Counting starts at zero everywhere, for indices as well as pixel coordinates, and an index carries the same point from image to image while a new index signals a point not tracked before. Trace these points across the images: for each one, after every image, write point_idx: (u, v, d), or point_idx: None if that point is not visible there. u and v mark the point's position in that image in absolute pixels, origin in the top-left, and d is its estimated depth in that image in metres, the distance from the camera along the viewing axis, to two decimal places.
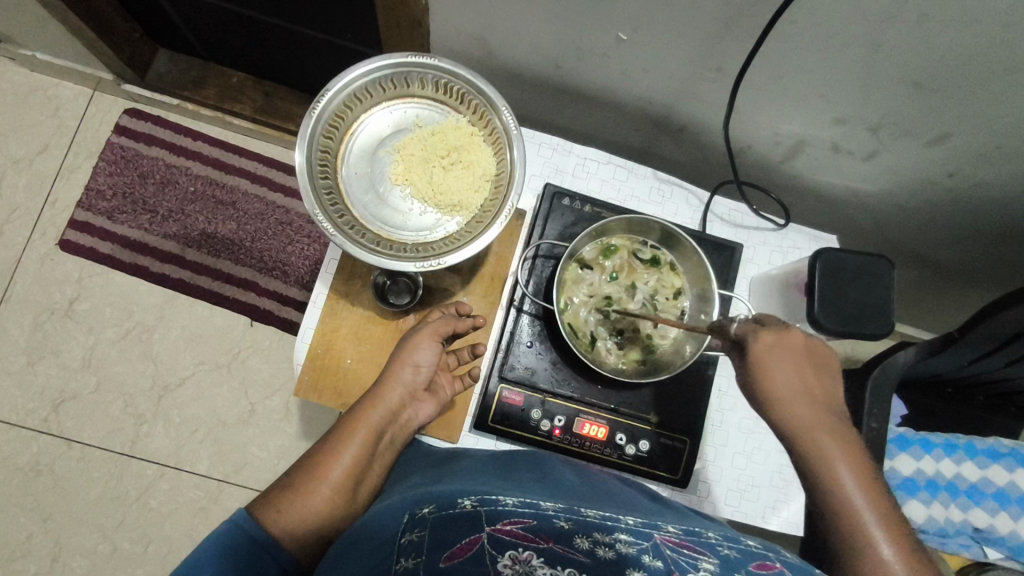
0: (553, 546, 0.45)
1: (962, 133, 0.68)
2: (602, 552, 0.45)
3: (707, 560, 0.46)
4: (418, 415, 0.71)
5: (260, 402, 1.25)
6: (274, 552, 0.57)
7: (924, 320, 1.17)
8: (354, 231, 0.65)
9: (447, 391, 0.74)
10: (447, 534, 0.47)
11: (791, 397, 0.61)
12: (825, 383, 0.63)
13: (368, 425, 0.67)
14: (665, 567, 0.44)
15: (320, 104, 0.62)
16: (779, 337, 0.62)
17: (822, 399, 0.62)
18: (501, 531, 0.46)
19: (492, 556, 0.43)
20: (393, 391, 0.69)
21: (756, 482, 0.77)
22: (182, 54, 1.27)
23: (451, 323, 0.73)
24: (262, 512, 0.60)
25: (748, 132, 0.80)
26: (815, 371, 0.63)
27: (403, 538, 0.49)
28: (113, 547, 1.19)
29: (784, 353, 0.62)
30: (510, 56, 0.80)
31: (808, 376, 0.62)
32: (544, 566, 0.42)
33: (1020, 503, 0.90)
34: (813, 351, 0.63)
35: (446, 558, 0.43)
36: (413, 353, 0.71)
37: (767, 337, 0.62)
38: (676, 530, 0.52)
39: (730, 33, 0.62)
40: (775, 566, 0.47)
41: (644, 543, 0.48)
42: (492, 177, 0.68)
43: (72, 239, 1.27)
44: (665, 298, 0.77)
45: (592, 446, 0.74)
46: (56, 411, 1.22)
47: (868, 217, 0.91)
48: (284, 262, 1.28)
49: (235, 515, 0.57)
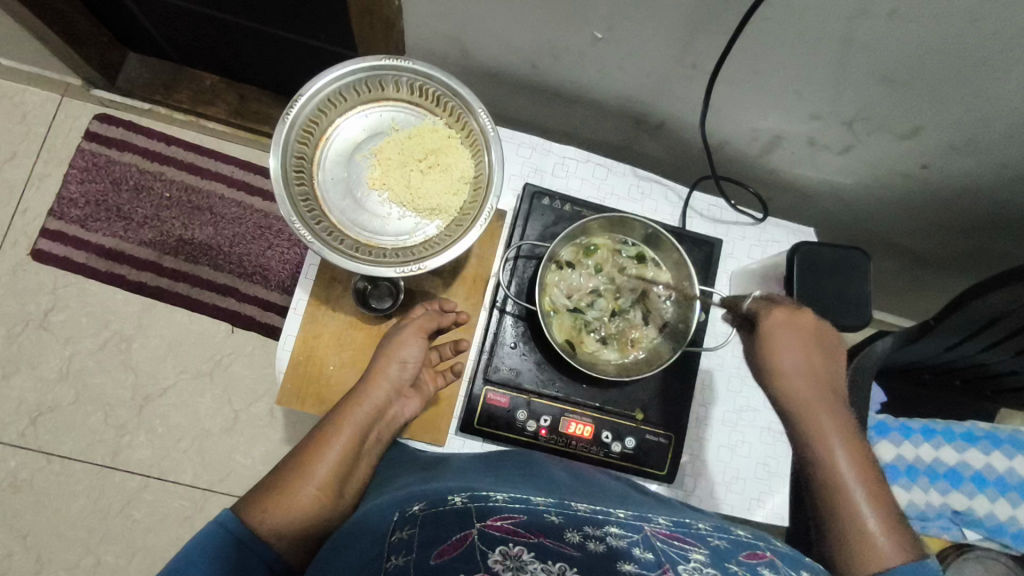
0: (545, 541, 0.45)
1: (934, 126, 0.69)
2: (593, 546, 0.45)
3: (697, 550, 0.47)
4: (403, 411, 0.71)
5: (245, 409, 1.24)
6: (257, 549, 0.55)
7: (901, 309, 1.19)
8: (333, 238, 0.64)
9: (430, 387, 0.74)
10: (437, 532, 0.47)
11: (794, 374, 0.63)
12: (829, 368, 0.65)
13: (354, 423, 0.66)
14: (657, 560, 0.45)
15: (294, 110, 0.61)
16: (791, 315, 0.64)
17: (823, 382, 0.64)
18: (491, 526, 0.46)
19: (483, 552, 0.42)
20: (380, 389, 0.68)
21: (741, 474, 0.78)
22: (152, 57, 1.24)
23: (435, 319, 0.72)
24: (247, 513, 0.58)
25: (725, 128, 0.80)
26: (821, 353, 0.65)
27: (394, 536, 0.48)
28: (97, 560, 1.17)
29: (794, 333, 0.64)
30: (486, 55, 0.79)
31: (813, 357, 0.64)
32: (536, 561, 0.42)
33: (996, 485, 0.92)
34: (822, 336, 0.65)
35: (437, 555, 0.42)
36: (398, 351, 0.70)
37: (780, 314, 0.64)
38: (666, 521, 0.53)
39: (705, 32, 0.63)
40: (765, 555, 0.48)
41: (634, 535, 0.48)
42: (470, 180, 0.68)
43: (45, 248, 1.24)
44: (654, 300, 0.77)
45: (578, 445, 0.74)
46: (32, 425, 1.19)
47: (844, 208, 0.92)
48: (264, 267, 1.27)
49: (219, 514, 0.55)
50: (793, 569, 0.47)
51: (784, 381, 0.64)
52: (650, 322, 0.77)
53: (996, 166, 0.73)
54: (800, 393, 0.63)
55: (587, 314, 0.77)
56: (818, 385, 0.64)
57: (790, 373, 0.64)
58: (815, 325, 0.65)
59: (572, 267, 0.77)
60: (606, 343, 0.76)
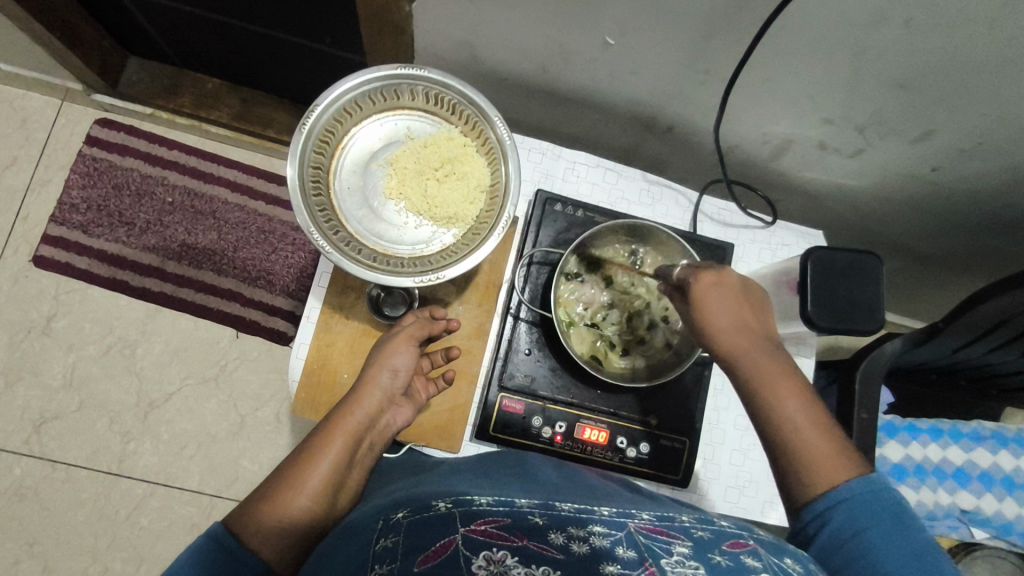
0: (528, 544, 0.45)
1: (945, 130, 0.69)
2: (576, 548, 0.45)
3: (682, 543, 0.47)
4: (396, 420, 0.71)
5: (250, 414, 1.23)
6: (241, 556, 0.52)
7: (908, 309, 1.20)
8: (350, 248, 0.64)
9: (423, 396, 0.74)
10: (421, 539, 0.46)
11: (732, 335, 0.59)
12: (763, 320, 0.61)
13: (346, 431, 0.65)
14: (639, 557, 0.45)
15: (310, 120, 0.61)
16: (717, 278, 0.61)
17: (761, 333, 0.59)
18: (475, 531, 0.46)
19: (466, 557, 0.42)
20: (371, 396, 0.68)
21: (754, 477, 0.79)
22: (154, 61, 1.23)
23: (426, 326, 0.72)
24: (239, 524, 0.55)
25: (736, 132, 0.80)
26: (752, 309, 0.61)
27: (378, 544, 0.47)
28: (104, 567, 1.16)
29: (724, 293, 0.60)
30: (496, 60, 0.79)
31: (747, 315, 0.60)
32: (519, 566, 0.42)
33: (1003, 483, 0.93)
34: (750, 291, 0.61)
35: (420, 562, 0.43)
36: (390, 357, 0.71)
37: (706, 277, 0.60)
38: (650, 516, 0.53)
39: (718, 36, 0.63)
40: (748, 544, 0.48)
41: (618, 533, 0.48)
42: (486, 188, 0.68)
43: (46, 254, 1.23)
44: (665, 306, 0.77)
45: (593, 450, 0.74)
46: (37, 433, 1.19)
47: (853, 210, 0.92)
48: (269, 271, 1.26)
49: (211, 528, 0.53)
50: (777, 556, 0.47)
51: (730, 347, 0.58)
52: (660, 327, 0.77)
53: (1006, 169, 0.73)
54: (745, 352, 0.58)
55: (604, 324, 0.77)
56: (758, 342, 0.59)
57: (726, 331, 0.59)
58: (740, 281, 0.61)
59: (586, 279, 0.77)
60: (626, 352, 0.76)
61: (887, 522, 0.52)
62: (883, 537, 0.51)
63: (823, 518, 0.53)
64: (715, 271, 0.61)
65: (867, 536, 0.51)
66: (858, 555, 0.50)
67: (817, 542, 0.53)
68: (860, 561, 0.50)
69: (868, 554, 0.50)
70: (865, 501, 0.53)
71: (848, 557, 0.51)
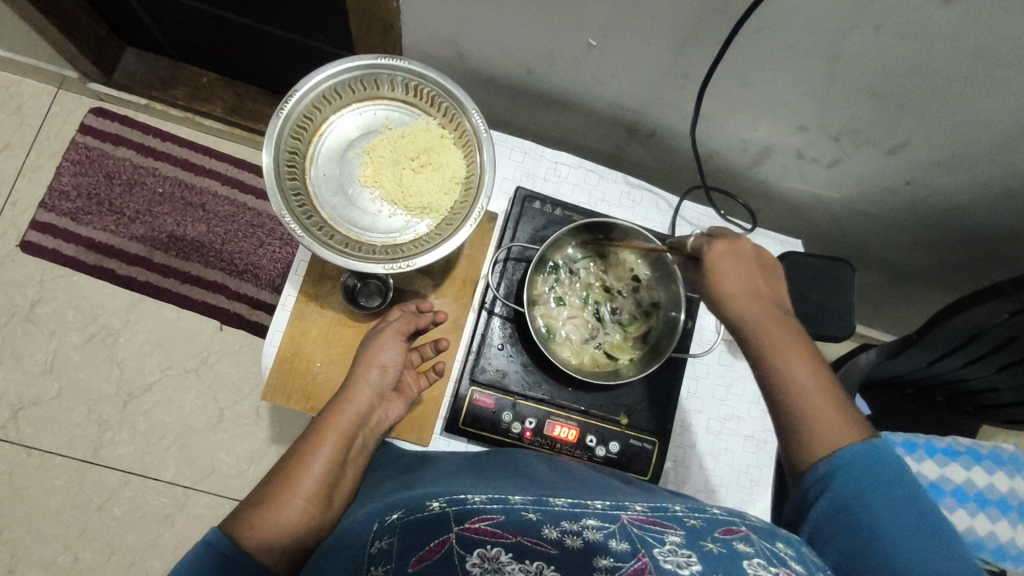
0: (522, 540, 0.44)
1: (918, 142, 0.70)
2: (570, 541, 0.45)
3: (674, 533, 0.47)
4: (387, 415, 0.71)
5: (231, 406, 1.23)
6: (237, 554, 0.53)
7: (885, 324, 1.22)
8: (323, 233, 0.65)
9: (413, 389, 0.74)
10: (415, 540, 0.45)
11: (742, 300, 0.60)
12: (774, 287, 0.62)
13: (338, 430, 0.65)
14: (632, 548, 0.44)
15: (288, 105, 0.61)
16: (730, 248, 0.63)
17: (772, 302, 0.61)
18: (469, 529, 0.45)
19: (460, 556, 0.42)
20: (361, 394, 0.68)
21: (722, 481, 0.78)
22: (151, 54, 1.24)
23: (412, 321, 0.73)
24: (234, 530, 0.56)
25: (715, 139, 0.82)
26: (764, 276, 0.62)
27: (372, 548, 0.47)
28: (73, 557, 1.15)
29: (735, 260, 0.62)
30: (481, 60, 0.81)
31: (758, 284, 0.61)
32: (513, 562, 0.42)
33: (977, 500, 0.92)
34: (763, 260, 0.63)
35: (415, 562, 0.42)
36: (378, 354, 0.70)
37: (719, 247, 0.63)
38: (643, 507, 0.51)
39: (697, 41, 0.64)
40: (740, 530, 0.49)
41: (612, 526, 0.47)
42: (462, 180, 0.69)
43: (34, 240, 1.23)
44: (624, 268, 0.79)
45: (563, 447, 0.74)
46: (14, 418, 1.18)
47: (831, 222, 0.94)
48: (255, 265, 1.26)
49: (207, 534, 0.53)
50: (769, 542, 0.47)
51: (739, 312, 0.60)
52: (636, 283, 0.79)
53: (977, 184, 0.74)
54: (753, 313, 0.59)
55: (611, 329, 0.78)
56: (769, 311, 0.60)
57: (743, 299, 0.60)
58: (754, 250, 0.63)
59: (556, 314, 0.77)
60: (635, 322, 0.78)
61: (891, 486, 0.53)
62: (885, 507, 0.52)
63: (823, 483, 0.54)
64: (729, 239, 0.63)
65: (864, 505, 0.52)
66: (857, 526, 0.52)
67: (815, 509, 0.54)
68: (856, 530, 0.52)
69: (870, 524, 0.52)
70: (866, 466, 0.53)
71: (846, 524, 0.52)
